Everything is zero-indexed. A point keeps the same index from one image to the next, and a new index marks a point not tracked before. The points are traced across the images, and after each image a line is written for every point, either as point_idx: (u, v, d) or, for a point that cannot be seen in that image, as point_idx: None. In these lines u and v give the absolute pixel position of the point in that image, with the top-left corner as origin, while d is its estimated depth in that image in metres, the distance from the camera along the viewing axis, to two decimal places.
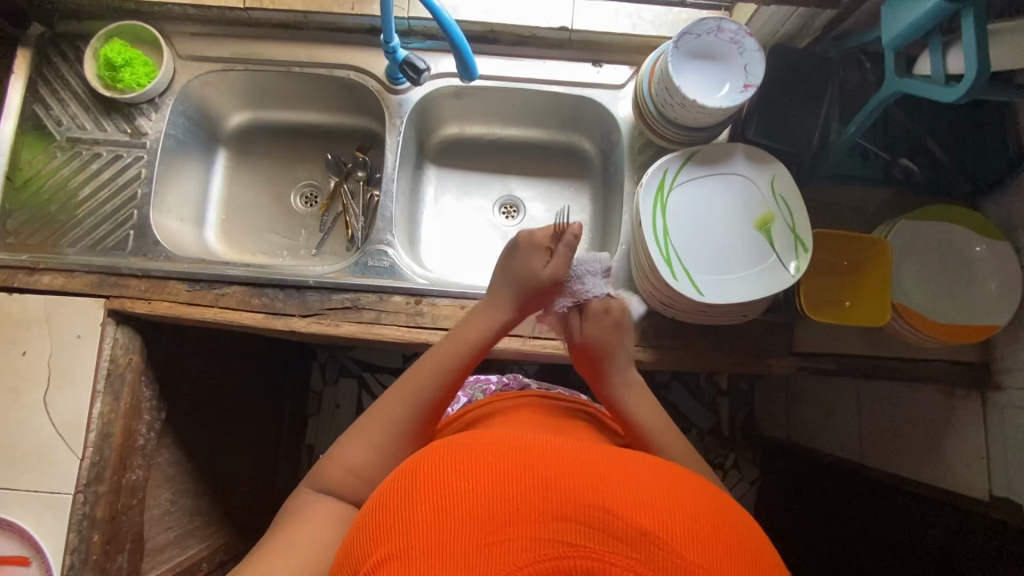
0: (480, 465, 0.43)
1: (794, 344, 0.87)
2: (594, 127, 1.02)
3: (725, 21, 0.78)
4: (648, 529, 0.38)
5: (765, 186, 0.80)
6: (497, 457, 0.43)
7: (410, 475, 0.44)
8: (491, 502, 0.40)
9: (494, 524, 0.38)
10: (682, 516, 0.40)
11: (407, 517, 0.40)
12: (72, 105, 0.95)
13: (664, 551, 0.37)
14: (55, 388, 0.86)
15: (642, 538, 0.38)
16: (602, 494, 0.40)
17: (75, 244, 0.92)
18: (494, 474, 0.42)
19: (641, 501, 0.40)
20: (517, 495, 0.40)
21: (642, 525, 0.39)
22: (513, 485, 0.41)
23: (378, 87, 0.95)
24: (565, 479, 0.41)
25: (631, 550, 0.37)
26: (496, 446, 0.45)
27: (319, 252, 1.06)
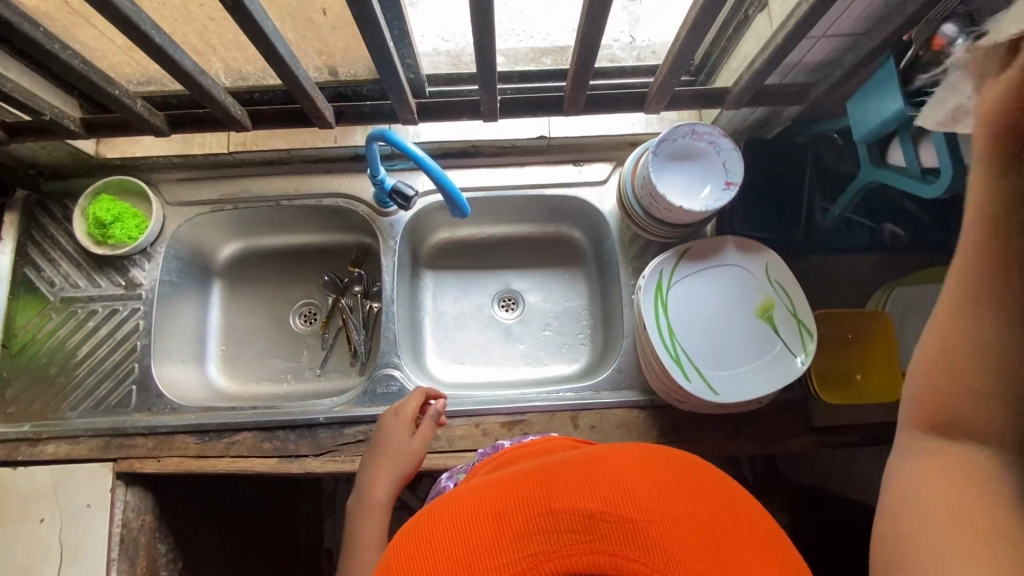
0: (431, 522, 0.40)
1: (812, 420, 0.87)
2: (582, 220, 1.04)
3: (698, 124, 0.79)
4: (596, 510, 0.38)
5: (760, 274, 0.82)
6: (446, 506, 0.41)
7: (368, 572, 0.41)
8: (442, 551, 0.38)
9: (449, 574, 0.36)
10: (627, 484, 0.39)
11: None
12: (63, 265, 0.95)
13: (615, 524, 0.37)
14: (67, 565, 0.83)
15: (592, 522, 0.37)
16: (550, 495, 0.39)
17: (78, 407, 0.90)
18: (442, 524, 0.40)
19: (584, 484, 0.40)
20: (469, 536, 0.38)
21: (591, 509, 0.38)
22: (463, 524, 0.39)
23: (368, 211, 0.97)
24: (510, 496, 0.40)
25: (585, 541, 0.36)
26: (445, 498, 0.43)
27: (323, 371, 1.05)
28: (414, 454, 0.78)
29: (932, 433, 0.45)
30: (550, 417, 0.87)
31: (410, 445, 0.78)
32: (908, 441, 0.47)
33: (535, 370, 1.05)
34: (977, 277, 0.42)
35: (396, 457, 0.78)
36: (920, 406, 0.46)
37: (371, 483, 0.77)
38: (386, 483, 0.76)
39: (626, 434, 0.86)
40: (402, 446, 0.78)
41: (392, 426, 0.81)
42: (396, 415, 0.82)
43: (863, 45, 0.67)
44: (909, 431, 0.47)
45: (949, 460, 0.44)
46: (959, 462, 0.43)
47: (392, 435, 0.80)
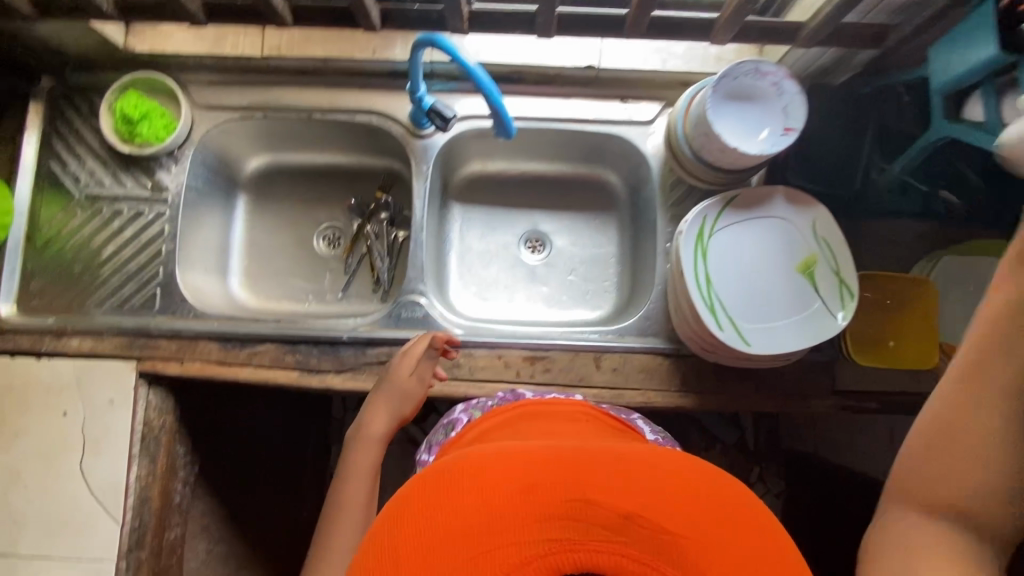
0: (463, 481, 0.43)
1: (835, 383, 0.86)
2: (621, 162, 1.01)
3: (764, 63, 0.75)
4: (630, 512, 0.39)
5: (806, 229, 0.79)
6: (479, 468, 0.44)
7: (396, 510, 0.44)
8: (472, 513, 0.40)
9: (475, 537, 0.39)
10: (664, 493, 0.41)
11: (393, 542, 0.41)
12: (89, 161, 0.92)
13: (647, 529, 0.38)
14: (91, 455, 0.85)
15: (625, 521, 0.39)
16: (586, 487, 0.41)
17: (102, 305, 0.90)
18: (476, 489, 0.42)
19: (621, 483, 0.41)
20: (498, 505, 0.40)
21: (625, 510, 0.39)
22: (494, 492, 0.41)
23: (403, 132, 0.93)
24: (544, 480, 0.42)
25: (613, 535, 0.38)
26: (478, 458, 0.45)
27: (344, 295, 1.05)
28: (414, 393, 0.79)
29: (923, 503, 0.49)
30: (572, 356, 0.87)
31: (412, 387, 0.79)
32: (893, 513, 0.51)
33: (558, 312, 1.04)
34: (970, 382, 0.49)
35: (397, 396, 0.79)
36: (904, 470, 0.51)
37: (371, 415, 0.80)
38: (384, 419, 0.79)
39: (648, 379, 0.86)
40: (403, 389, 0.79)
41: (395, 367, 0.80)
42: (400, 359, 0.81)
43: None
44: (891, 494, 0.52)
45: (934, 532, 0.48)
46: (940, 540, 0.47)
47: (394, 376, 0.80)
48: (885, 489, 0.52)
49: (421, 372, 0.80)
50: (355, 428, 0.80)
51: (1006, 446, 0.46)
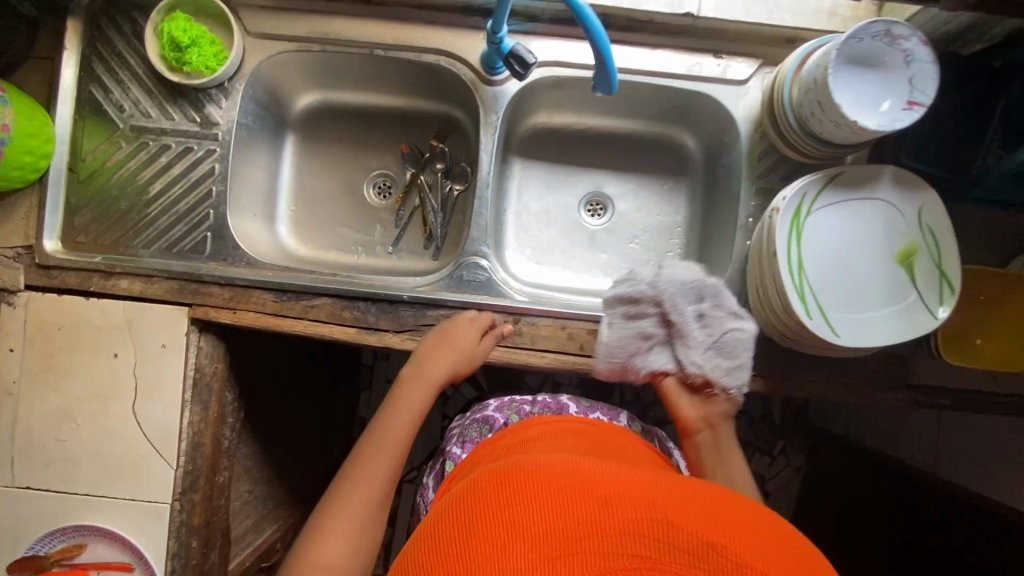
0: (545, 489, 0.46)
1: (909, 376, 0.83)
2: (701, 125, 0.93)
3: (896, 25, 0.67)
4: (713, 542, 0.42)
5: (911, 216, 0.73)
6: (560, 482, 0.47)
7: (466, 510, 0.47)
8: (557, 518, 0.43)
9: (561, 541, 0.41)
10: (737, 532, 0.44)
11: (475, 534, 0.44)
12: (133, 89, 0.86)
13: (727, 559, 0.41)
14: (143, 398, 0.84)
15: (707, 548, 0.41)
16: (665, 512, 0.44)
17: (150, 246, 0.86)
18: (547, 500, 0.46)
19: (698, 517, 0.45)
20: (582, 515, 0.43)
21: (707, 539, 0.42)
22: (579, 504, 0.44)
23: (473, 77, 0.86)
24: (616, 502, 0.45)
25: (697, 559, 0.40)
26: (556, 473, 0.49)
27: (395, 250, 1.00)
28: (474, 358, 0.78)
29: None
30: None
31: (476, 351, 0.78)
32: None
33: (617, 281, 0.99)
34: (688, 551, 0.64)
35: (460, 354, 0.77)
36: None
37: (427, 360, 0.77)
38: (444, 368, 0.77)
39: None
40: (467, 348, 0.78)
41: (458, 321, 0.79)
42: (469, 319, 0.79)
43: None
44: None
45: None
46: None
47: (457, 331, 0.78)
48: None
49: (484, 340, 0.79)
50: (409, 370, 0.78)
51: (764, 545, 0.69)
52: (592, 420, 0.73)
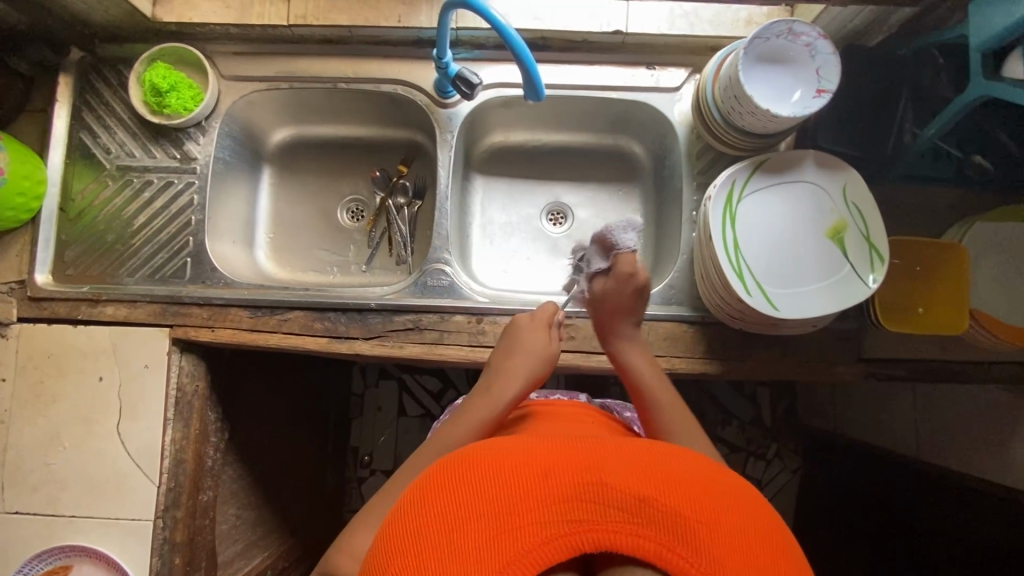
0: (479, 467, 0.44)
1: (862, 351, 0.85)
2: (645, 131, 1.00)
3: (797, 24, 0.73)
4: (648, 497, 0.42)
5: (836, 193, 0.78)
6: (494, 458, 0.45)
7: (409, 500, 0.45)
8: (490, 497, 0.42)
9: (497, 517, 0.41)
10: (679, 485, 0.43)
11: (412, 526, 0.42)
12: (119, 132, 0.94)
13: (664, 514, 0.41)
14: (128, 418, 0.87)
15: (643, 505, 0.42)
16: (600, 475, 0.43)
17: (134, 274, 0.92)
18: (485, 487, 0.42)
19: (640, 474, 0.44)
20: (515, 487, 0.42)
21: (642, 495, 0.42)
22: (514, 480, 0.43)
23: (427, 102, 0.93)
24: (556, 462, 0.44)
25: (630, 517, 0.41)
26: (492, 449, 0.46)
27: (369, 268, 1.05)
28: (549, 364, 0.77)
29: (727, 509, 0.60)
30: None
31: (547, 349, 0.77)
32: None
33: None
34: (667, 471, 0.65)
35: (538, 359, 0.76)
36: None
37: (504, 378, 0.74)
38: (519, 382, 0.73)
39: (672, 347, 0.86)
40: (538, 349, 0.76)
41: (525, 332, 0.78)
42: (527, 320, 0.80)
43: None
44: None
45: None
46: None
47: (526, 335, 0.78)
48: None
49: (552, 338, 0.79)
50: (480, 386, 0.74)
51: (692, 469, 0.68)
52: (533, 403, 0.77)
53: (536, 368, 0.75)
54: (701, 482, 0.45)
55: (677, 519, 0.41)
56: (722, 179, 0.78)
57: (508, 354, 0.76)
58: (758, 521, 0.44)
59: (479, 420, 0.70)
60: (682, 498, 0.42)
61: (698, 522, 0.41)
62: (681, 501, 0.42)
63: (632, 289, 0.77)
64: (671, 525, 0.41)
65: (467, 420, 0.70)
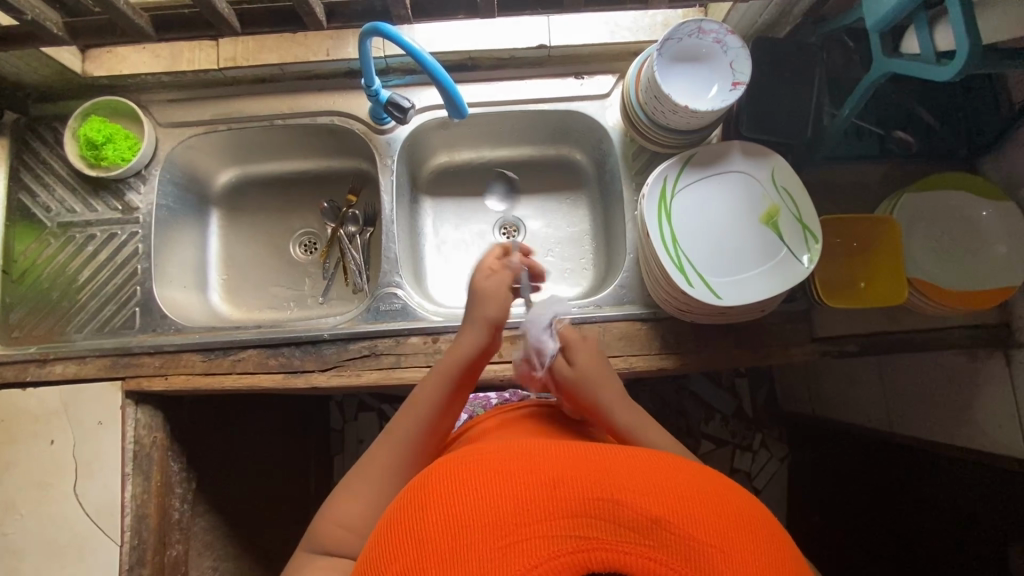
0: (487, 476, 0.44)
1: (814, 330, 0.87)
2: (584, 138, 1.02)
3: (705, 21, 0.76)
4: (660, 517, 0.40)
5: (766, 180, 0.80)
6: (502, 468, 0.44)
7: (415, 506, 0.44)
8: (498, 508, 0.41)
9: (505, 528, 0.39)
10: (688, 504, 0.42)
11: (417, 534, 0.41)
12: (59, 189, 0.94)
13: (675, 535, 0.39)
14: (84, 478, 0.85)
15: (654, 525, 0.39)
16: (608, 487, 0.42)
17: (83, 329, 0.91)
18: (492, 496, 0.41)
19: (648, 492, 0.42)
20: (523, 499, 0.41)
21: (653, 515, 0.40)
22: (522, 491, 0.42)
23: (364, 129, 0.95)
24: (564, 476, 0.43)
25: (642, 537, 0.38)
26: (500, 460, 0.46)
27: (325, 299, 1.05)
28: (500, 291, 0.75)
29: None
30: None
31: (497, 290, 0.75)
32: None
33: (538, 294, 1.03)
34: None
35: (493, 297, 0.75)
36: None
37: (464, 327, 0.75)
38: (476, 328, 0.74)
39: (629, 345, 0.86)
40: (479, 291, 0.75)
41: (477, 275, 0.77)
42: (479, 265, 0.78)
43: None
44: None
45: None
46: None
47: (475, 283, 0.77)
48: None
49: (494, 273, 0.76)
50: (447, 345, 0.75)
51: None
52: (528, 403, 0.76)
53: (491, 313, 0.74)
54: (714, 506, 0.42)
55: (688, 543, 0.39)
56: (661, 172, 0.80)
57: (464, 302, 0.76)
58: (774, 553, 0.41)
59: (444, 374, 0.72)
60: (694, 520, 0.40)
61: (709, 547, 0.39)
62: (693, 523, 0.40)
63: (586, 372, 0.73)
64: (681, 547, 0.38)
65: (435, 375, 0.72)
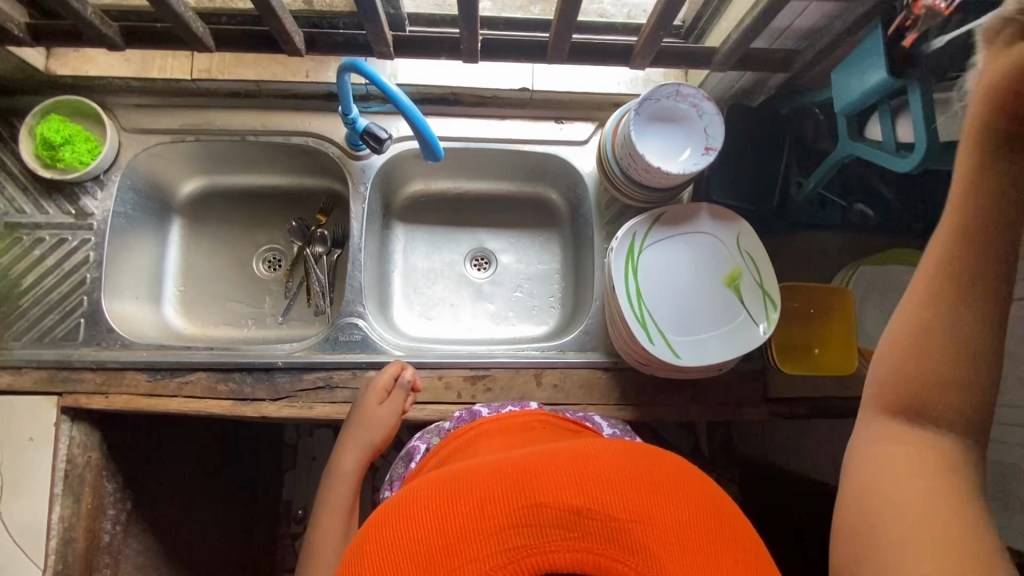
0: (414, 512, 0.42)
1: (767, 390, 0.88)
2: (560, 180, 1.02)
3: (683, 85, 0.77)
4: (581, 507, 0.40)
5: (731, 242, 0.82)
6: (428, 498, 0.43)
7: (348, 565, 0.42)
8: (426, 542, 0.39)
9: (435, 561, 0.38)
10: (609, 483, 0.42)
11: None
12: (8, 187, 0.89)
13: (599, 521, 0.39)
14: (7, 497, 0.80)
15: (577, 515, 0.39)
16: (530, 489, 0.41)
17: (21, 337, 0.86)
18: (419, 533, 0.40)
19: (570, 480, 0.42)
20: (449, 527, 0.40)
21: (574, 506, 0.40)
22: (447, 519, 0.41)
23: (340, 154, 0.93)
24: (490, 490, 0.42)
25: (568, 533, 0.38)
26: (425, 490, 0.44)
27: (285, 319, 1.02)
28: (384, 419, 0.79)
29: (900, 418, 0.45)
30: (513, 373, 0.87)
31: (378, 415, 0.79)
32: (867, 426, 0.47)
33: (503, 330, 1.03)
34: (914, 334, 0.44)
35: (368, 427, 0.79)
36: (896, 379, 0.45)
37: (341, 452, 0.79)
38: (357, 452, 0.78)
39: (588, 395, 0.87)
40: (371, 419, 0.79)
41: (362, 399, 0.80)
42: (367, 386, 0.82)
43: (852, 11, 0.66)
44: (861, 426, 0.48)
45: (907, 440, 0.44)
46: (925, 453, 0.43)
47: (364, 409, 0.80)
48: (855, 427, 0.49)
49: (388, 401, 0.80)
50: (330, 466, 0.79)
51: (987, 318, 0.42)
52: (480, 420, 0.74)
53: (371, 438, 0.79)
54: (635, 478, 0.43)
55: (612, 525, 0.39)
56: (627, 226, 0.81)
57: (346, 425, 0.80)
58: (703, 516, 0.42)
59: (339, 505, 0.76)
60: (617, 500, 0.41)
61: (632, 522, 0.39)
62: (614, 503, 0.40)
63: None
64: (608, 531, 0.39)
65: (329, 509, 0.76)
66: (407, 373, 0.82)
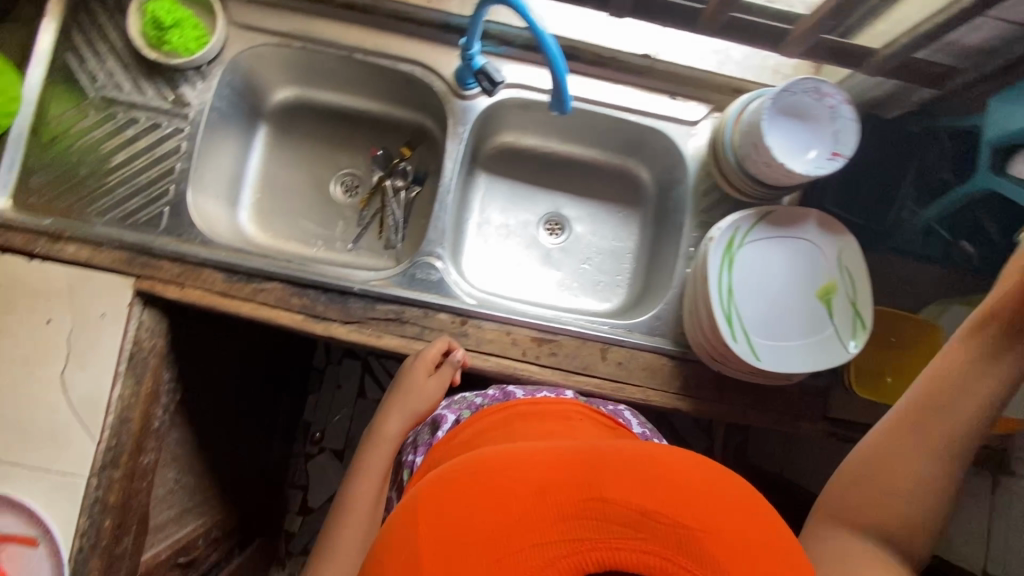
0: (477, 485, 0.44)
1: (829, 410, 0.87)
2: (656, 159, 0.99)
3: (826, 84, 0.74)
4: (649, 511, 0.40)
5: (832, 256, 0.80)
6: (491, 473, 0.44)
7: (407, 525, 0.44)
8: (488, 519, 0.41)
9: (498, 541, 0.40)
10: (676, 490, 0.42)
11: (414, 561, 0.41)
12: (110, 61, 0.88)
13: (664, 525, 0.40)
14: (74, 366, 0.81)
15: (642, 518, 0.40)
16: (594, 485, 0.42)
17: (104, 215, 0.86)
18: (482, 509, 0.42)
19: (636, 481, 0.42)
20: (512, 509, 0.41)
21: (642, 508, 0.40)
22: (510, 500, 0.42)
23: (446, 90, 0.90)
24: (553, 477, 0.43)
25: (632, 532, 0.39)
26: (488, 464, 0.46)
27: (354, 247, 1.01)
28: (434, 394, 0.81)
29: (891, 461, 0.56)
30: (580, 343, 0.87)
31: (429, 390, 0.81)
32: (875, 448, 0.57)
33: (566, 299, 1.02)
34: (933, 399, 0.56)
35: (417, 400, 0.81)
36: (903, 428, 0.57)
37: (387, 419, 0.82)
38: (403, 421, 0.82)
39: (650, 378, 0.86)
40: (423, 394, 0.81)
41: (413, 372, 0.81)
42: (418, 358, 0.82)
43: None
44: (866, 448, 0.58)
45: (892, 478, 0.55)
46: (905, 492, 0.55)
47: (416, 382, 0.81)
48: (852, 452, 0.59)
49: (438, 377, 0.81)
50: (374, 430, 0.82)
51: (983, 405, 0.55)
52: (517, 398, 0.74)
53: (418, 409, 0.82)
54: (701, 486, 0.43)
55: (678, 531, 0.39)
56: (726, 221, 0.79)
57: (396, 393, 0.82)
58: (769, 535, 0.42)
59: (381, 471, 0.79)
60: (682, 508, 0.41)
61: (698, 533, 0.39)
62: (681, 511, 0.40)
63: None
64: (673, 537, 0.39)
65: (368, 474, 0.79)
66: (458, 352, 0.82)
